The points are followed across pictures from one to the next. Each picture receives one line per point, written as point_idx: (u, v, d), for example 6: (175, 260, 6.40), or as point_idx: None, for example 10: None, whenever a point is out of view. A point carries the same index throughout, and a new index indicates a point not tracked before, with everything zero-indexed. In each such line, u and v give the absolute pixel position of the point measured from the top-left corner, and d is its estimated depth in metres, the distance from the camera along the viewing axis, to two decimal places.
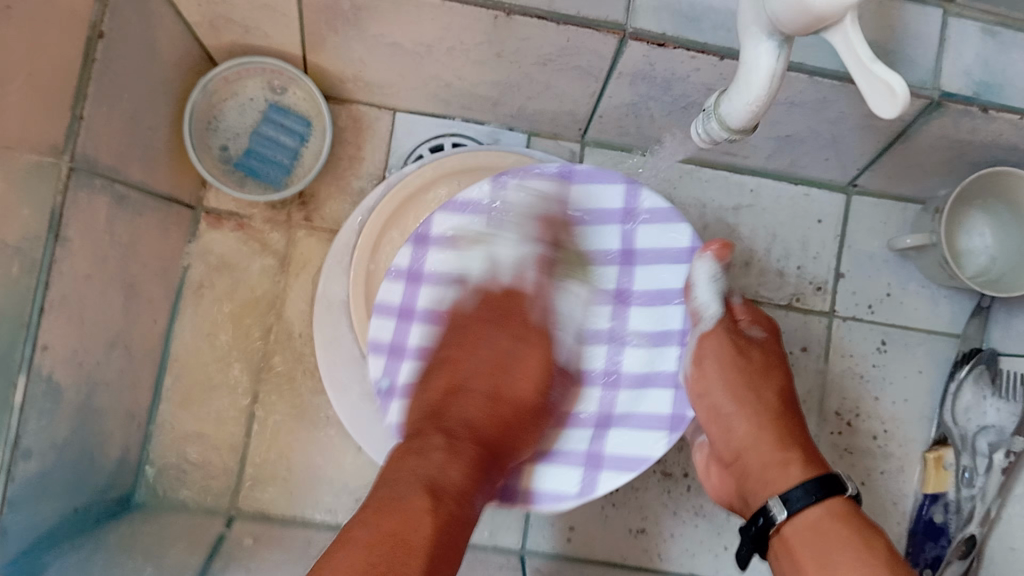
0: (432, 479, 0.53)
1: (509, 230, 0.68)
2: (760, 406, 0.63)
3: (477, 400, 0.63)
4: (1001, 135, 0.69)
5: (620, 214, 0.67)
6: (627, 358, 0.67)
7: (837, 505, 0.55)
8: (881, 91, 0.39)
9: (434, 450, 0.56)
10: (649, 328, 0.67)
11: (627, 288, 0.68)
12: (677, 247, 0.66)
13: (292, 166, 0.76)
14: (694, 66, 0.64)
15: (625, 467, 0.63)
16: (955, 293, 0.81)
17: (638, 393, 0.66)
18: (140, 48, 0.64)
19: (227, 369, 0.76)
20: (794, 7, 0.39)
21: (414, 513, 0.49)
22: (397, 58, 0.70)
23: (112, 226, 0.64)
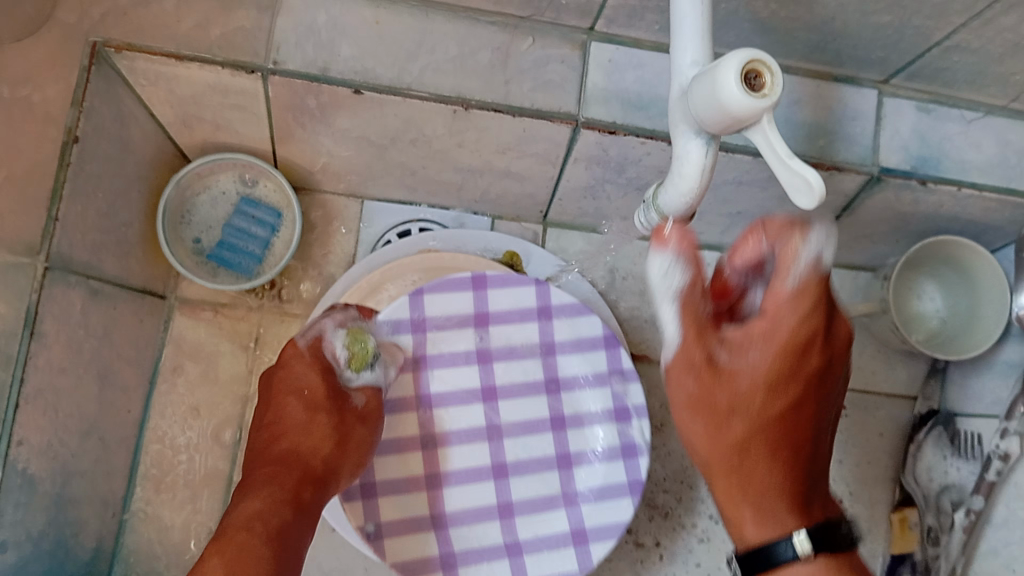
0: (242, 516, 0.54)
1: (433, 344, 0.66)
2: (730, 436, 0.50)
3: (294, 441, 0.61)
4: (943, 206, 0.72)
5: (536, 308, 0.68)
6: (572, 439, 0.69)
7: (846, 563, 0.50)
8: (796, 182, 0.41)
9: (250, 490, 0.57)
10: (569, 409, 0.69)
11: (551, 374, 0.69)
12: (594, 332, 0.69)
13: (264, 255, 0.79)
14: (644, 151, 0.68)
15: (614, 537, 0.66)
16: (910, 357, 0.84)
17: (595, 466, 0.68)
18: (115, 148, 0.67)
19: (201, 455, 0.77)
20: (714, 109, 0.42)
21: (228, 543, 0.52)
22: (363, 150, 0.73)
23: (87, 318, 0.66)
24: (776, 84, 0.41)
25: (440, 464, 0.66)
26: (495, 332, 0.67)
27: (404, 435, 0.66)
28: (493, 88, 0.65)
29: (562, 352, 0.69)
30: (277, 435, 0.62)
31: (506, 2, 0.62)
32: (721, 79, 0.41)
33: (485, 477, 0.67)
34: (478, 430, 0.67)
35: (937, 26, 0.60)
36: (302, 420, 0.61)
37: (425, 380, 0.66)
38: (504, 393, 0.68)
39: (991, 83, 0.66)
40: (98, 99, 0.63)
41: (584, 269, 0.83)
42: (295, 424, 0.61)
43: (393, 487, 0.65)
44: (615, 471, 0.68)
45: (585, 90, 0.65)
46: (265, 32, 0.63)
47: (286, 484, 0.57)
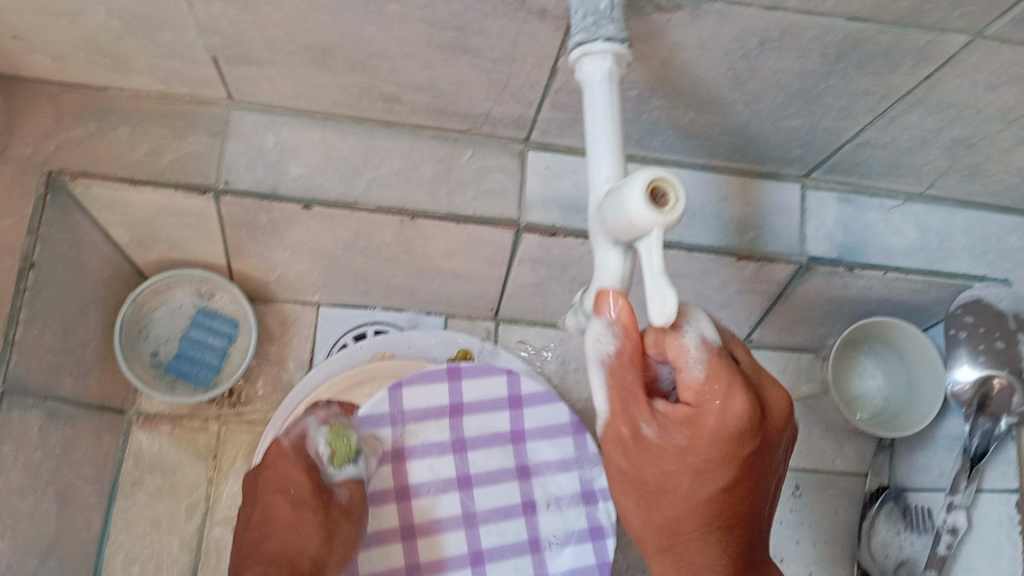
0: None
1: (411, 435, 0.68)
2: (666, 515, 0.53)
3: (277, 540, 0.63)
4: (870, 288, 0.76)
5: (507, 397, 0.71)
6: (542, 523, 0.71)
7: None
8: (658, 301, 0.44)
9: None
10: (539, 493, 0.72)
11: (521, 460, 0.72)
12: (559, 420, 0.72)
13: (221, 365, 0.80)
14: (583, 251, 0.71)
15: None
16: (856, 432, 0.87)
17: (563, 549, 0.71)
18: (71, 271, 0.69)
19: (161, 567, 0.77)
20: (619, 215, 0.45)
21: None
22: (315, 259, 0.76)
23: (44, 438, 0.67)
24: (676, 205, 0.44)
25: (421, 556, 0.68)
26: (470, 420, 0.70)
27: (386, 530, 0.67)
28: (436, 200, 0.68)
29: (534, 438, 0.72)
30: (267, 535, 0.63)
31: (444, 119, 0.66)
32: (628, 190, 0.44)
33: (464, 566, 0.68)
34: (456, 522, 0.69)
35: (846, 127, 0.64)
36: (291, 521, 0.63)
37: (405, 473, 0.68)
38: (478, 481, 0.70)
39: (904, 173, 0.70)
40: (54, 226, 0.66)
41: (537, 363, 0.86)
42: (282, 521, 0.63)
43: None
44: (581, 553, 0.71)
45: (524, 197, 0.69)
46: (216, 156, 0.66)
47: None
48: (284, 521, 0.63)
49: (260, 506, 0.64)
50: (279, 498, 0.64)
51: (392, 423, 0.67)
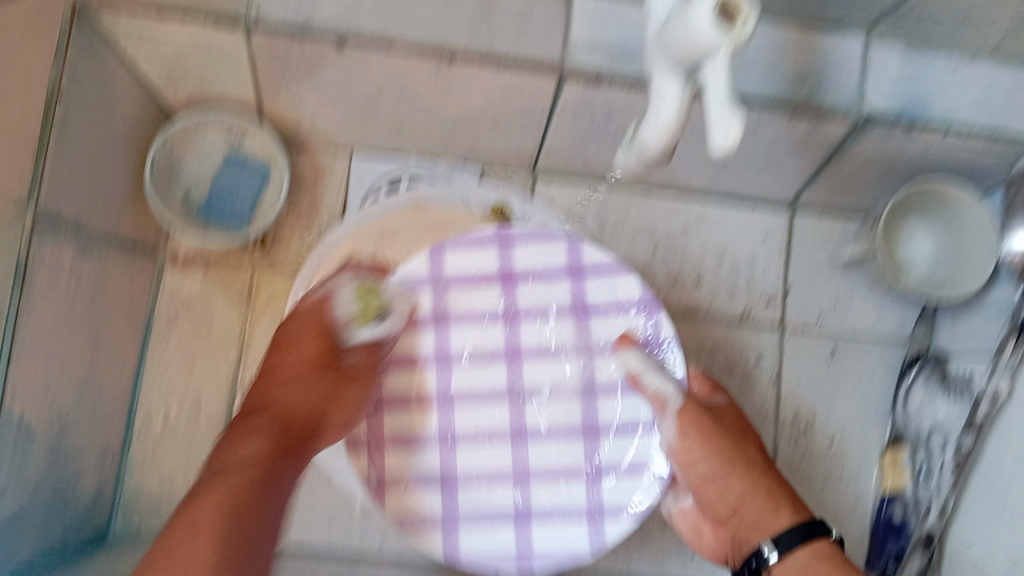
0: (222, 462, 0.51)
1: (454, 299, 0.69)
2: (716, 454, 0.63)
3: (286, 389, 0.59)
4: (929, 148, 0.72)
5: (568, 268, 0.70)
6: (601, 407, 0.70)
7: (823, 548, 0.59)
8: (722, 125, 0.44)
9: (257, 430, 0.55)
10: (599, 375, 0.70)
11: (581, 337, 0.70)
12: (629, 298, 0.70)
13: (254, 210, 0.79)
14: (630, 101, 0.67)
15: (634, 519, 0.67)
16: (900, 300, 0.85)
17: (620, 440, 0.69)
18: (100, 105, 0.67)
19: (196, 407, 0.78)
20: (682, 36, 0.43)
21: (203, 497, 0.48)
22: (348, 104, 0.73)
23: (77, 275, 0.66)
24: (748, 23, 0.42)
25: (456, 423, 0.69)
26: (522, 290, 0.70)
27: (423, 390, 0.69)
28: (476, 39, 0.64)
29: (598, 314, 0.70)
30: (269, 380, 0.59)
31: None
32: (695, 8, 0.42)
33: (506, 440, 0.69)
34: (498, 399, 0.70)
35: None
36: (296, 376, 0.60)
37: (446, 338, 0.69)
38: (527, 352, 0.70)
39: (979, 23, 0.65)
40: (81, 57, 0.63)
41: (575, 219, 0.83)
42: (287, 369, 0.60)
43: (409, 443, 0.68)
44: (642, 445, 0.69)
45: (569, 39, 0.64)
46: None
47: (266, 441, 0.54)
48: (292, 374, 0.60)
49: (273, 351, 0.62)
50: (293, 347, 0.61)
51: (430, 289, 0.69)
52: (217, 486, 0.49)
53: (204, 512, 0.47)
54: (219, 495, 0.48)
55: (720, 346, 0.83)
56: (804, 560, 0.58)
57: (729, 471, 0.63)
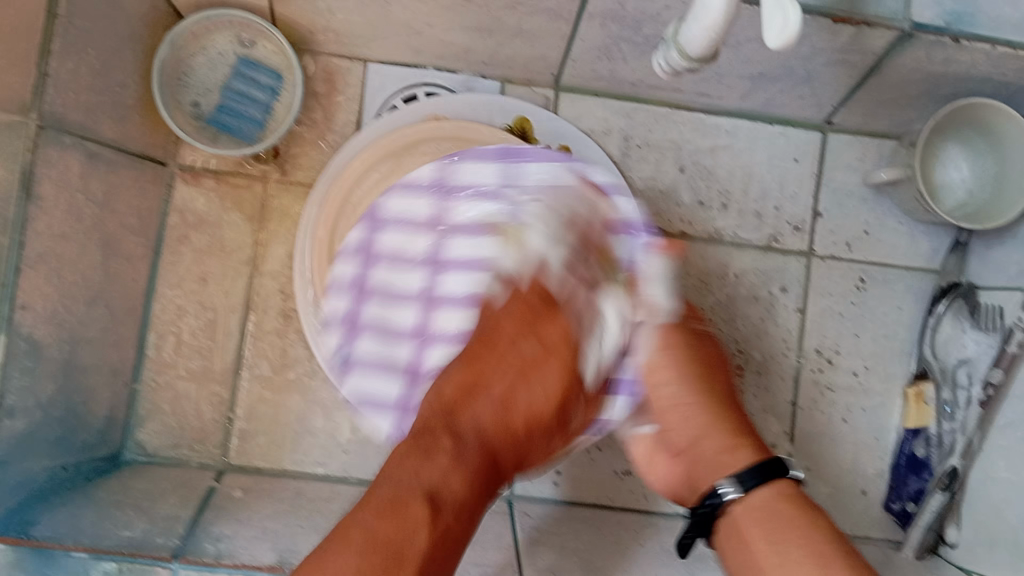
0: (430, 485, 0.53)
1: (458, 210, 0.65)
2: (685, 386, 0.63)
3: (493, 405, 0.58)
4: (976, 68, 0.67)
5: (573, 185, 0.63)
6: None
7: (783, 487, 0.57)
8: (779, 18, 0.43)
9: (438, 451, 0.55)
10: None
11: None
12: (630, 222, 0.63)
13: (266, 120, 0.76)
14: (663, 7, 0.62)
15: (592, 437, 0.64)
16: (933, 228, 0.82)
17: None
18: (106, 4, 0.64)
19: (210, 324, 0.77)
20: None
21: (410, 526, 0.50)
22: (364, 7, 0.69)
23: (86, 183, 0.64)
24: None
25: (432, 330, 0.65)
26: (519, 199, 0.64)
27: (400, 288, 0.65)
28: None
29: (597, 238, 0.64)
30: (473, 403, 0.58)
31: None
32: None
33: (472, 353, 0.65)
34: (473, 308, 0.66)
35: None
36: (499, 401, 0.58)
37: (442, 245, 0.65)
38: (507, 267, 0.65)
39: None
40: None
41: (599, 137, 0.80)
42: (491, 400, 0.58)
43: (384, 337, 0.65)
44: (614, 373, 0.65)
45: None
46: None
47: (469, 474, 0.55)
48: (512, 393, 0.59)
49: (492, 357, 0.60)
50: (505, 365, 0.60)
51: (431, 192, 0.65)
52: (411, 538, 0.50)
53: (369, 522, 0.50)
54: (396, 525, 0.50)
55: (745, 274, 0.81)
56: (762, 493, 0.57)
57: (696, 403, 0.63)
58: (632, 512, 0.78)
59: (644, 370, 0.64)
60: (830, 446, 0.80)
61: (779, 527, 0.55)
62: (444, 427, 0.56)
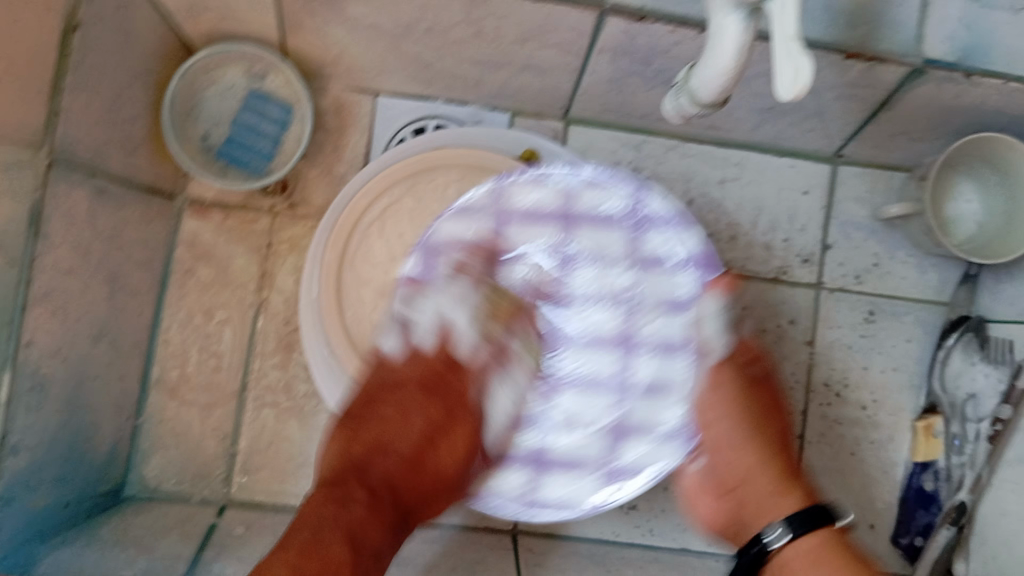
0: (350, 529, 0.57)
1: (578, 237, 0.69)
2: (745, 434, 0.67)
3: (393, 460, 0.64)
4: (988, 102, 0.67)
5: (627, 213, 0.67)
6: (637, 364, 0.70)
7: (830, 536, 0.59)
8: (787, 69, 0.42)
9: (353, 501, 0.59)
10: (647, 335, 0.70)
11: (630, 330, 0.70)
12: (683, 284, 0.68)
13: (275, 153, 0.76)
14: (675, 42, 0.62)
15: (644, 474, 0.68)
16: (942, 261, 0.82)
17: (642, 416, 0.70)
18: (117, 39, 0.63)
19: (215, 356, 0.76)
20: None
21: (325, 556, 0.55)
22: (375, 40, 0.69)
23: (93, 218, 0.63)
24: None
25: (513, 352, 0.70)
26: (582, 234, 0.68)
27: (431, 284, 0.67)
28: None
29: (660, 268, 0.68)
30: (374, 445, 0.64)
31: None
32: None
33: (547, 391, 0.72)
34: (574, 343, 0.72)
35: None
36: (410, 456, 0.65)
37: (503, 237, 0.69)
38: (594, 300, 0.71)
39: None
40: None
41: (607, 170, 0.80)
42: (398, 452, 0.65)
43: (414, 341, 0.68)
44: (654, 454, 0.68)
45: None
46: None
47: (379, 517, 0.60)
48: (422, 452, 0.66)
49: (373, 417, 0.65)
50: (415, 412, 0.67)
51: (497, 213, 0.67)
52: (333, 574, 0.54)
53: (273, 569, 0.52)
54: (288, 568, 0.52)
55: (754, 306, 0.81)
56: (806, 543, 0.59)
57: (745, 437, 0.67)
58: (637, 548, 0.77)
59: (699, 403, 0.69)
60: (838, 480, 0.80)
61: (829, 574, 0.56)
62: (349, 478, 0.61)
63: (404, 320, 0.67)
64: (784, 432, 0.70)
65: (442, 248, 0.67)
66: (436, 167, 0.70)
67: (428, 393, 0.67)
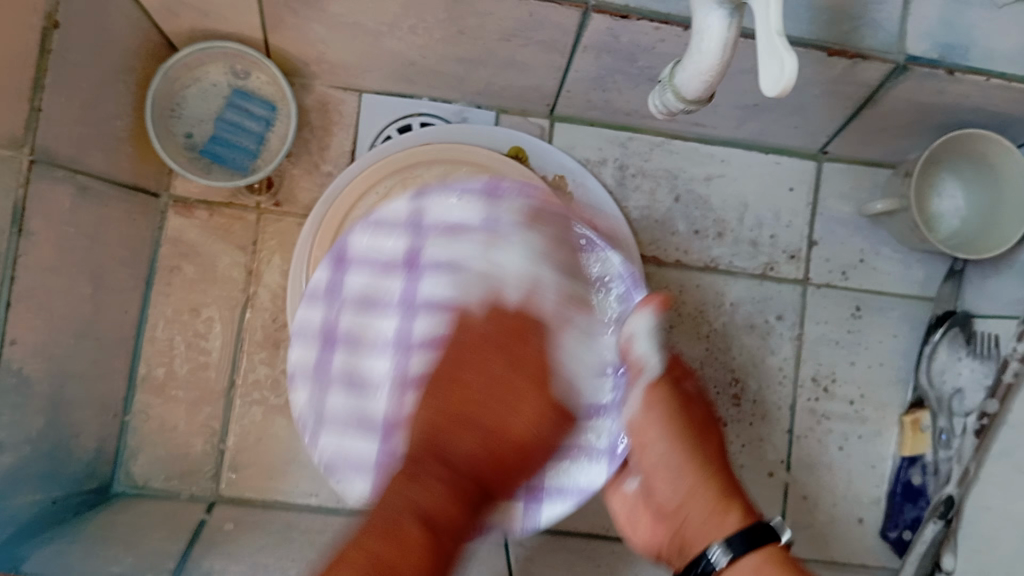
0: (422, 509, 0.50)
1: (424, 284, 0.64)
2: (681, 450, 0.61)
3: (450, 426, 0.56)
4: (973, 98, 0.67)
5: (483, 215, 0.63)
6: (559, 338, 0.64)
7: (773, 552, 0.53)
8: (772, 62, 0.42)
9: (430, 476, 0.52)
10: (562, 348, 0.63)
11: (542, 342, 0.64)
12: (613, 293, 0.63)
13: (259, 151, 0.76)
14: (658, 39, 0.62)
15: (572, 499, 0.63)
16: (927, 257, 0.82)
17: (585, 419, 0.64)
18: (98, 37, 0.63)
19: (200, 355, 0.76)
20: None
21: (405, 539, 0.47)
22: (358, 38, 0.69)
23: (76, 216, 0.63)
24: None
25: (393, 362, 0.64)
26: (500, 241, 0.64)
27: (378, 303, 0.64)
28: None
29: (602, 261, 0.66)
30: (451, 427, 0.56)
31: None
32: None
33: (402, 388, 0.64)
34: (608, 404, 0.64)
35: None
36: (497, 428, 0.57)
37: (412, 286, 0.64)
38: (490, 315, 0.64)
39: None
40: None
41: (593, 167, 0.80)
42: (496, 419, 0.57)
43: (353, 387, 0.64)
44: (593, 473, 0.64)
45: None
46: None
47: (473, 471, 0.54)
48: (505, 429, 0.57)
49: (467, 409, 0.57)
50: (484, 374, 0.59)
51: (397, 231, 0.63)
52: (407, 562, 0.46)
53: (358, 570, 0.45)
54: None
55: (740, 303, 0.81)
56: (746, 562, 0.53)
57: (681, 465, 0.61)
58: None
59: (631, 426, 0.62)
60: (827, 476, 0.80)
61: None
62: (436, 452, 0.54)
63: (330, 329, 0.64)
64: (722, 451, 0.64)
65: (352, 259, 0.63)
66: (419, 165, 0.69)
67: (497, 348, 0.60)
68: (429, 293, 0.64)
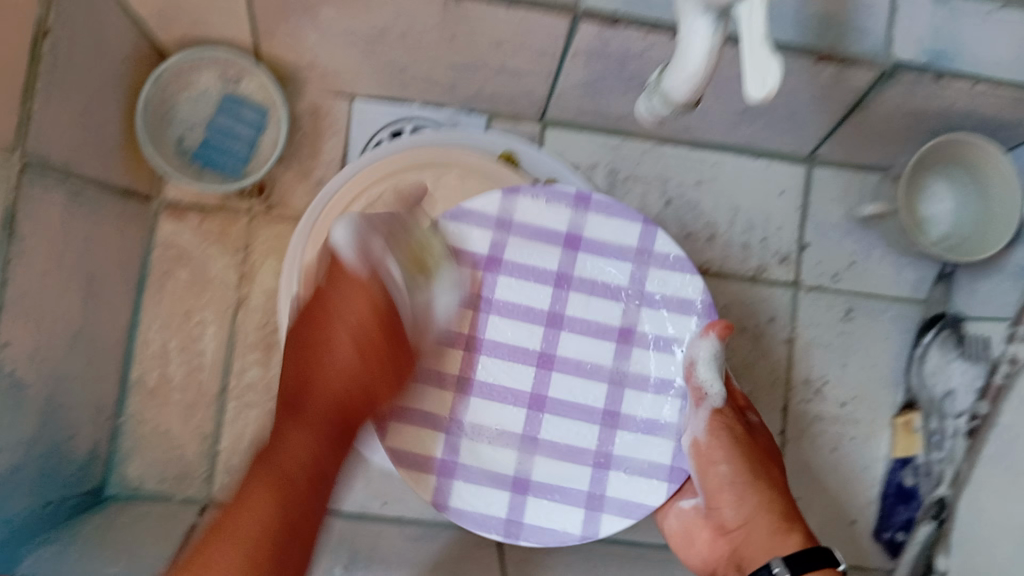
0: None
1: (500, 279, 0.60)
2: (756, 474, 0.61)
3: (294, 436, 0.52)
4: (962, 103, 0.68)
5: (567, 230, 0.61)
6: (632, 357, 0.61)
7: None
8: (757, 70, 0.42)
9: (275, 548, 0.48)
10: (634, 367, 0.61)
11: (620, 353, 0.61)
12: (683, 299, 0.62)
13: (250, 155, 0.77)
14: (648, 44, 0.62)
15: (630, 516, 0.60)
16: (918, 260, 0.82)
17: (642, 436, 0.61)
18: (90, 44, 0.63)
19: (193, 359, 0.76)
20: None
21: None
22: (349, 44, 0.69)
23: (69, 222, 0.63)
24: None
25: (501, 334, 0.60)
26: (582, 259, 0.61)
27: (466, 290, 0.60)
28: None
29: (652, 305, 0.62)
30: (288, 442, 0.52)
31: None
32: None
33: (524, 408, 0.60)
34: (666, 424, 0.61)
35: None
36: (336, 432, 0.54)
37: (501, 245, 0.60)
38: (573, 322, 0.61)
39: None
40: None
41: (585, 171, 0.80)
42: (316, 416, 0.53)
43: (436, 395, 0.60)
44: (635, 489, 0.60)
45: None
46: None
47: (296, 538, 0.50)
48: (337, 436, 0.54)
49: (282, 438, 0.52)
50: (337, 348, 0.55)
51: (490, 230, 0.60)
52: None
53: None
54: None
55: (732, 306, 0.81)
56: None
57: (746, 482, 0.61)
58: (620, 545, 0.78)
59: (692, 446, 0.61)
60: (820, 477, 0.80)
61: None
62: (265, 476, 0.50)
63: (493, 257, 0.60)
64: (782, 483, 0.63)
65: (468, 215, 0.60)
66: (410, 167, 0.69)
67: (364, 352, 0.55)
68: (514, 259, 0.61)
